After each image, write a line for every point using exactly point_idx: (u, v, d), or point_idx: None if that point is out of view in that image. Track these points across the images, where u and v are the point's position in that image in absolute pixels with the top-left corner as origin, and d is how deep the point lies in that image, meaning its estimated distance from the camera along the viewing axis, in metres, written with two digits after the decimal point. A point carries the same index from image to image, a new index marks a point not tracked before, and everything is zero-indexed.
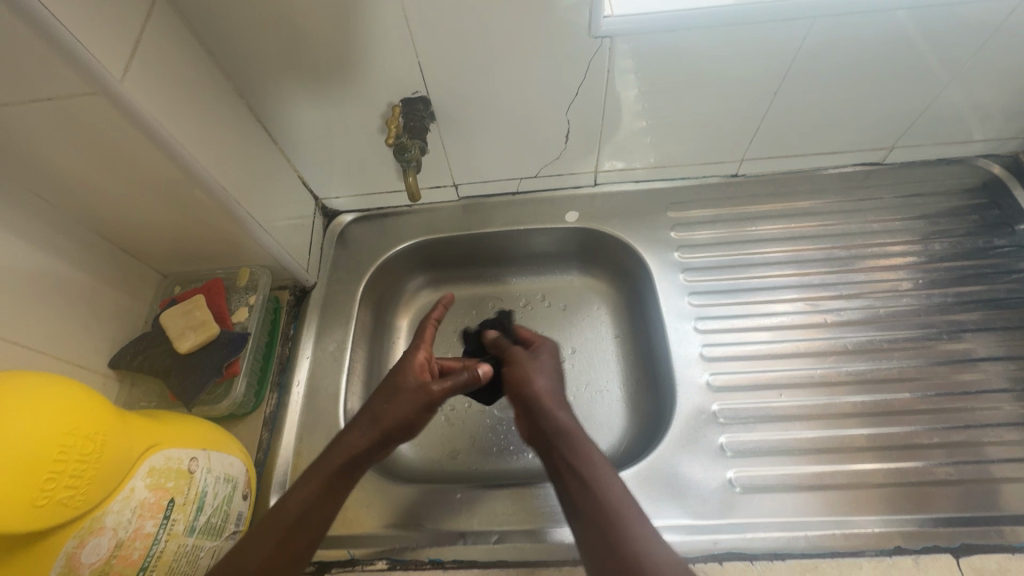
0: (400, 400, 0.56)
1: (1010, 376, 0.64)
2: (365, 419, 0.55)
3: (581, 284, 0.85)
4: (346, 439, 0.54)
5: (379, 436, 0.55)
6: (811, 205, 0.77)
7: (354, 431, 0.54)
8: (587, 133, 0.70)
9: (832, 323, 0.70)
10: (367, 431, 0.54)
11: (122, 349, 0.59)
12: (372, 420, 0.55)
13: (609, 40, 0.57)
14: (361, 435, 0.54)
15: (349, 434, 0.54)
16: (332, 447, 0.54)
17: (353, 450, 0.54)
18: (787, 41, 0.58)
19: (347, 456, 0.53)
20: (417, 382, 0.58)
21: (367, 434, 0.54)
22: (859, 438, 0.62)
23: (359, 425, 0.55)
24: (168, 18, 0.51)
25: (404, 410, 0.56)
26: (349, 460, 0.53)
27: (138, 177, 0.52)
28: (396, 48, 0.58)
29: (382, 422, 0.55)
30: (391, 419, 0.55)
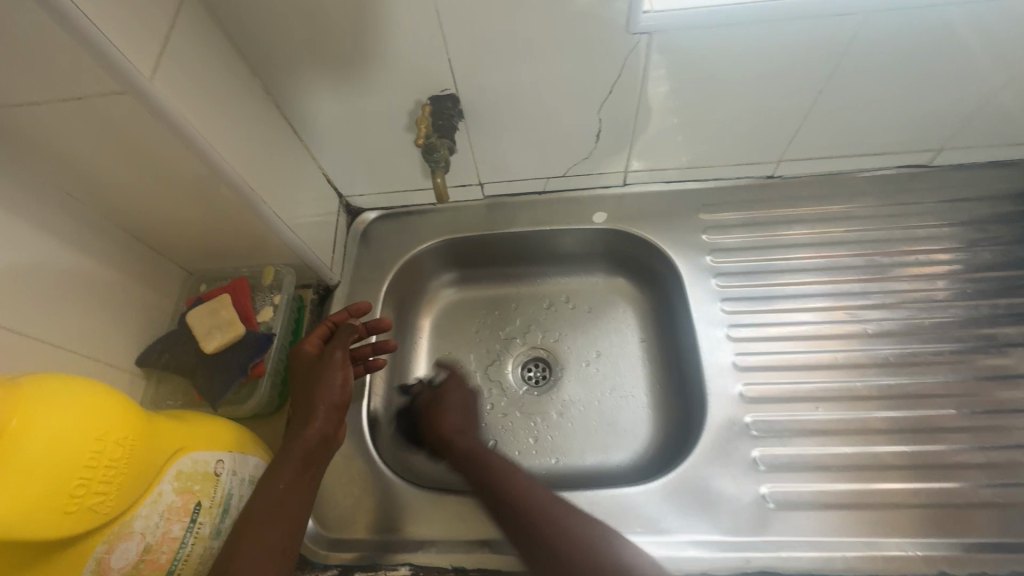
0: (336, 374, 0.56)
1: None
2: (317, 401, 0.54)
3: (607, 287, 0.83)
4: (309, 426, 0.53)
5: (333, 412, 0.55)
6: (851, 209, 0.74)
7: (310, 416, 0.54)
8: (618, 132, 0.68)
9: (872, 334, 0.67)
10: (323, 410, 0.54)
11: (149, 347, 0.59)
12: (322, 399, 0.55)
13: (646, 36, 0.55)
14: (321, 418, 0.54)
15: (308, 421, 0.53)
16: (295, 440, 0.52)
17: (318, 434, 0.53)
18: (834, 38, 0.55)
19: (314, 441, 0.53)
20: (336, 360, 0.57)
21: (323, 414, 0.54)
22: (899, 455, 0.59)
23: (311, 409, 0.54)
24: (196, 12, 0.50)
25: (339, 383, 0.56)
26: (314, 446, 0.53)
27: (166, 176, 0.51)
28: (425, 44, 0.56)
29: (326, 399, 0.55)
30: (339, 392, 0.56)
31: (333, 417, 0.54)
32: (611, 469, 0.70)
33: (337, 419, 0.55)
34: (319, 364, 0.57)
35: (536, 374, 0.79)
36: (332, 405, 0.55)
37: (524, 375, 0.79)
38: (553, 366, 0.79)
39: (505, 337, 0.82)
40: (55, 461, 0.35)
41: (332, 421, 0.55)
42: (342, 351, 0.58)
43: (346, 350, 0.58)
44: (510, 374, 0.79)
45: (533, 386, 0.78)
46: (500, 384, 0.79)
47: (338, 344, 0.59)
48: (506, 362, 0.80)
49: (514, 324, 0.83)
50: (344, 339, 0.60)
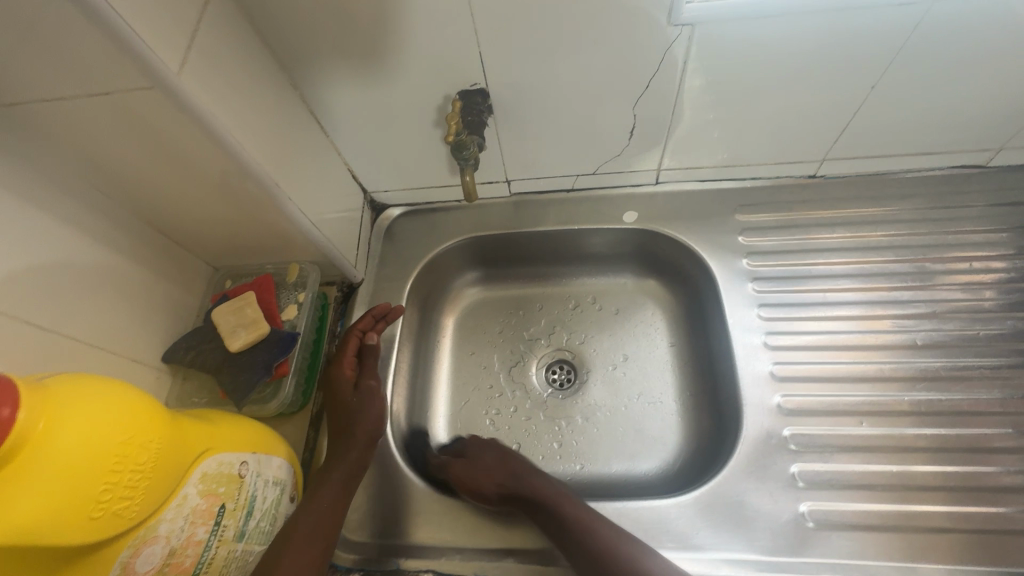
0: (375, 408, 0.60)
1: None
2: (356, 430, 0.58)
3: (636, 288, 0.80)
4: (346, 456, 0.56)
5: (368, 444, 0.58)
6: (899, 212, 0.70)
7: (348, 448, 0.57)
8: (654, 129, 0.65)
9: (921, 345, 0.63)
10: (361, 438, 0.58)
11: (174, 343, 0.59)
12: (361, 430, 0.58)
13: (689, 28, 0.52)
14: (358, 449, 0.57)
15: (345, 452, 0.56)
16: (331, 468, 0.55)
17: (354, 463, 0.56)
18: (892, 28, 0.52)
19: (351, 470, 0.56)
20: (372, 389, 0.62)
21: (360, 441, 0.57)
22: (949, 476, 0.56)
23: (351, 437, 0.58)
24: (225, 5, 0.49)
25: (376, 412, 0.60)
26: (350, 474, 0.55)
27: (192, 172, 0.50)
28: (456, 37, 0.54)
29: (364, 427, 0.59)
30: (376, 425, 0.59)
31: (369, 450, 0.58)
32: (638, 478, 0.68)
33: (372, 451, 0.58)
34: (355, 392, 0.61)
35: (560, 377, 0.77)
36: (370, 435, 0.59)
37: (548, 377, 0.77)
38: (579, 369, 0.77)
39: (530, 339, 0.80)
40: (78, 467, 0.34)
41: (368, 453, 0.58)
42: (375, 381, 0.62)
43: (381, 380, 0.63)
44: (534, 377, 0.77)
45: (557, 390, 0.76)
46: (525, 386, 0.77)
47: (372, 376, 0.63)
48: (530, 364, 0.78)
49: (539, 324, 0.81)
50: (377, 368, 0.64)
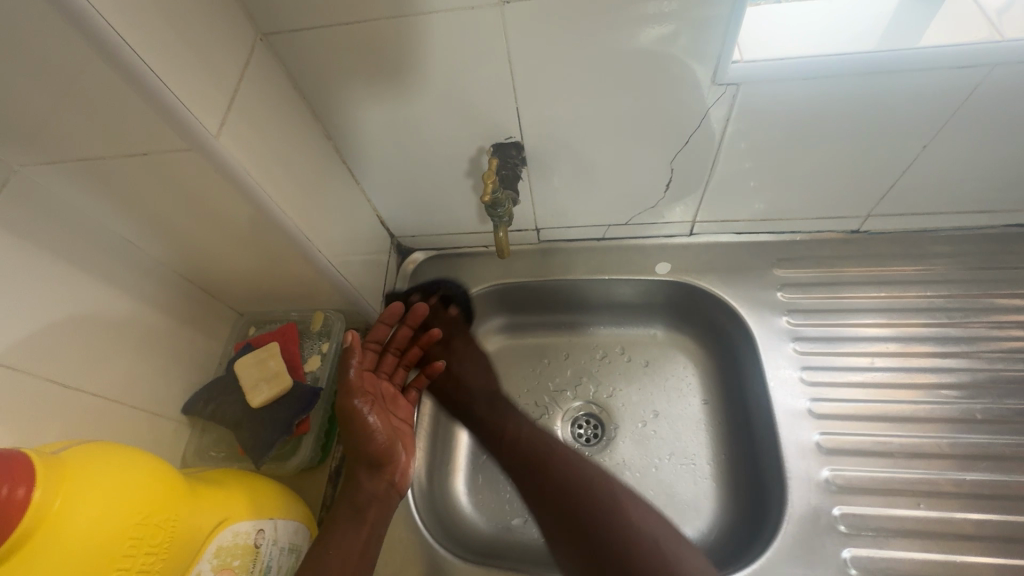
0: (359, 429, 0.55)
1: None
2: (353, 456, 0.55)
3: (667, 341, 0.77)
4: (358, 487, 0.54)
5: (374, 470, 0.55)
6: (950, 271, 0.67)
7: (358, 478, 0.55)
8: (690, 182, 0.64)
9: (980, 419, 0.59)
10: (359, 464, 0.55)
11: (195, 394, 0.58)
12: (361, 457, 0.55)
13: (733, 87, 0.51)
14: (365, 478, 0.55)
15: (356, 484, 0.55)
16: (345, 500, 0.54)
17: (365, 496, 0.54)
18: (946, 91, 0.50)
19: (362, 500, 0.54)
20: (354, 408, 0.56)
21: (362, 471, 0.55)
22: (997, 569, 0.52)
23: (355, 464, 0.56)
24: (265, 62, 0.49)
25: (365, 433, 0.55)
26: (361, 505, 0.54)
27: (224, 226, 0.50)
28: (492, 92, 0.54)
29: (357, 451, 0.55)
30: (364, 447, 0.55)
31: (376, 477, 0.55)
32: None
33: (383, 476, 0.56)
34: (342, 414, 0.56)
35: (587, 432, 0.74)
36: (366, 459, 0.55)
37: (574, 432, 0.74)
38: (607, 424, 0.74)
39: (555, 390, 0.77)
40: (92, 555, 0.32)
41: (379, 478, 0.56)
42: (353, 399, 0.56)
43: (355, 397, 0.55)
44: (559, 431, 0.74)
45: (584, 446, 0.73)
46: None
47: (353, 390, 0.56)
48: (555, 418, 0.75)
49: (564, 375, 0.78)
50: (352, 386, 0.56)
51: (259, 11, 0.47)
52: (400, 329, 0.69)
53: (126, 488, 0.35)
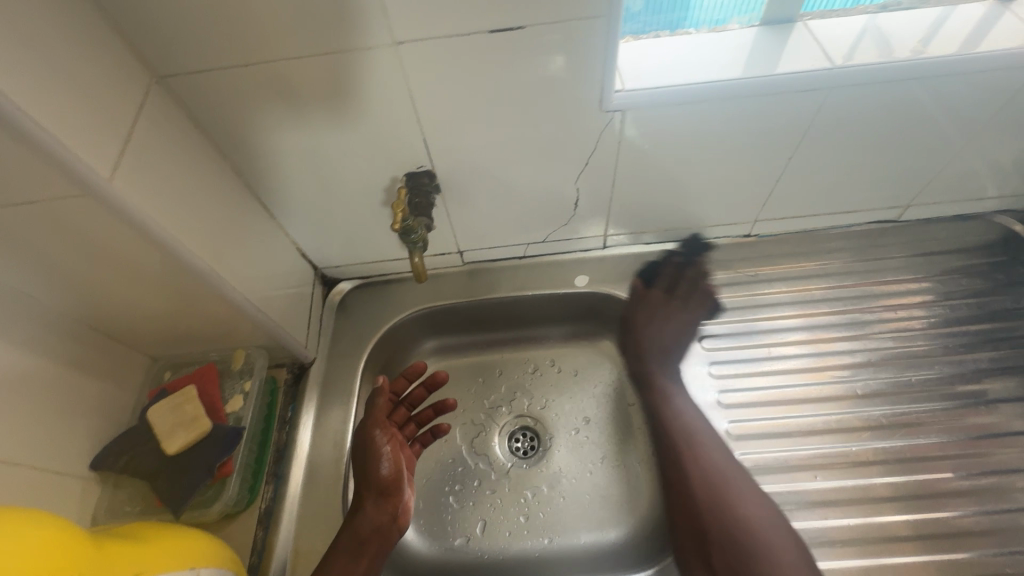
0: (377, 462, 0.61)
1: None
2: (365, 487, 0.60)
3: (592, 349, 0.81)
4: (363, 517, 0.58)
5: (380, 499, 0.59)
6: (829, 266, 0.75)
7: (364, 507, 0.59)
8: (597, 201, 0.68)
9: (862, 394, 0.67)
10: (369, 497, 0.59)
11: (104, 448, 0.54)
12: (371, 485, 0.60)
13: (619, 114, 0.56)
14: (371, 508, 0.59)
15: (362, 512, 0.58)
16: (348, 528, 0.57)
17: (368, 524, 0.58)
18: (802, 110, 0.58)
19: (366, 530, 0.57)
20: (375, 441, 0.61)
21: (373, 501, 0.59)
22: (900, 526, 0.59)
23: (361, 497, 0.59)
24: (162, 104, 0.49)
25: (381, 465, 0.61)
26: (365, 535, 0.57)
27: (129, 270, 0.49)
28: (399, 125, 0.56)
29: (371, 484, 0.60)
30: (381, 477, 0.60)
31: (381, 506, 0.59)
32: (608, 546, 0.67)
33: (387, 507, 0.59)
34: (361, 448, 0.62)
35: (524, 444, 0.76)
36: (378, 491, 0.60)
37: (512, 446, 0.76)
38: (542, 436, 0.76)
39: (491, 406, 0.79)
40: None
41: (383, 508, 0.59)
42: (377, 431, 0.62)
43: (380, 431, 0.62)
44: (497, 447, 0.76)
45: (521, 459, 0.74)
46: (488, 457, 0.75)
47: (377, 425, 0.63)
48: (493, 434, 0.77)
49: (499, 391, 0.80)
50: (378, 419, 0.63)
51: (152, 54, 0.47)
52: (417, 388, 0.69)
53: (24, 551, 0.34)
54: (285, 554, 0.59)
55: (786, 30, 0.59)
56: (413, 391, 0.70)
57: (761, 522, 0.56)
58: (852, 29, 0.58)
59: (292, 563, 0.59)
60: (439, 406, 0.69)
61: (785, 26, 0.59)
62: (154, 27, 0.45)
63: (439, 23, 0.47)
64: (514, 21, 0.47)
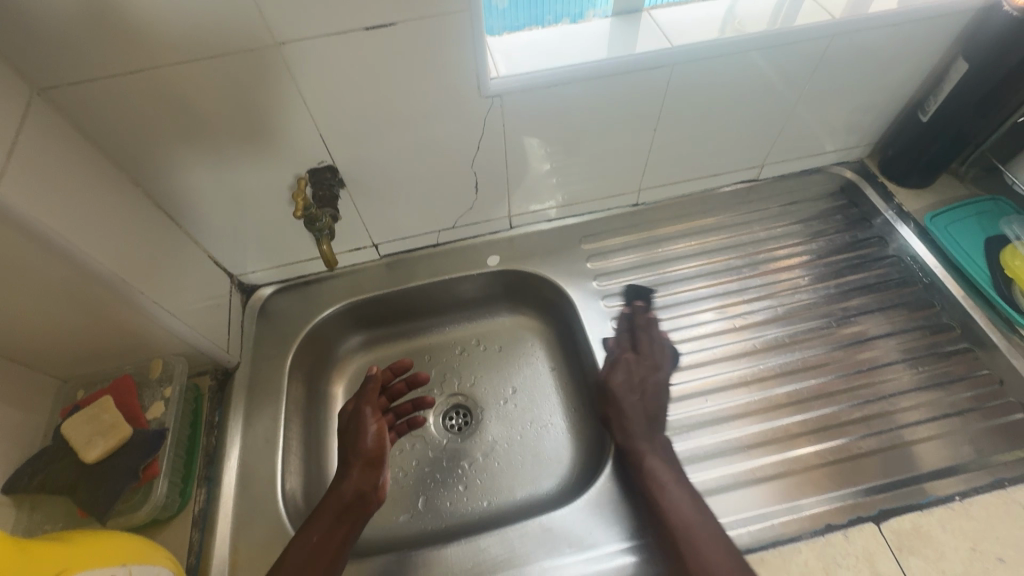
0: (368, 434, 0.64)
1: (895, 349, 0.73)
2: (352, 457, 0.62)
3: (512, 323, 0.87)
4: (347, 483, 0.60)
5: (367, 467, 0.62)
6: (707, 223, 0.86)
7: (349, 474, 0.61)
8: (495, 182, 0.74)
9: (742, 326, 0.76)
10: (357, 466, 0.62)
11: (15, 470, 0.53)
12: (358, 453, 0.63)
13: (498, 98, 0.62)
14: (357, 474, 0.61)
15: (346, 478, 0.61)
16: (333, 494, 0.60)
17: (352, 490, 0.60)
18: (654, 85, 0.67)
19: (349, 496, 0.59)
20: (366, 416, 0.66)
21: (358, 471, 0.61)
22: (785, 427, 0.67)
23: (348, 466, 0.62)
24: (47, 116, 0.50)
25: (372, 437, 0.64)
26: (348, 501, 0.59)
27: (21, 282, 0.48)
28: (295, 123, 0.60)
29: (359, 454, 0.63)
30: (371, 446, 0.63)
31: (366, 474, 0.61)
32: (542, 497, 0.72)
33: (372, 476, 0.62)
34: (353, 423, 0.65)
35: (457, 421, 0.80)
36: (366, 461, 0.62)
37: (446, 424, 0.80)
38: (473, 410, 0.80)
39: (423, 391, 0.82)
40: None
41: (368, 477, 0.61)
42: (371, 409, 0.66)
43: (373, 408, 0.66)
44: (431, 426, 0.79)
45: (454, 434, 0.78)
46: (424, 436, 0.78)
47: (370, 402, 0.67)
48: (428, 415, 0.80)
49: (430, 374, 0.84)
50: (370, 396, 0.67)
51: (31, 66, 0.48)
52: (399, 381, 0.71)
53: None
54: (223, 552, 0.59)
55: (634, 20, 0.68)
56: (394, 384, 0.71)
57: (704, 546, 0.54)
58: (689, 15, 0.69)
59: (231, 559, 0.59)
60: (417, 402, 0.72)
61: (634, 16, 0.69)
62: (31, 39, 0.46)
63: (317, 23, 0.51)
64: (387, 19, 0.52)
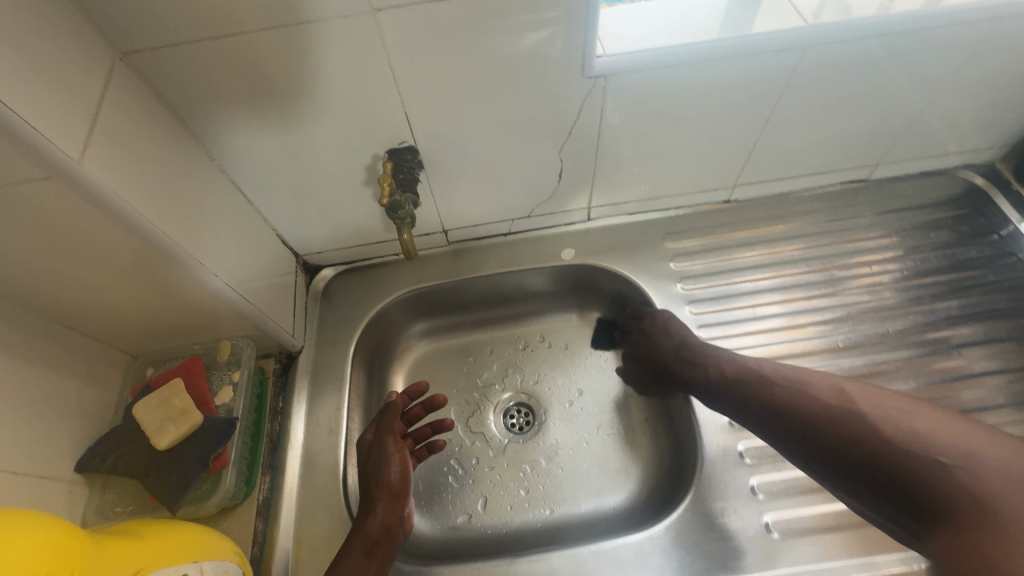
0: (390, 466, 0.61)
1: (1005, 390, 0.65)
2: (375, 492, 0.59)
3: (581, 322, 0.82)
4: (373, 518, 0.57)
5: (391, 500, 0.59)
6: (805, 226, 0.77)
7: (373, 509, 0.58)
8: (581, 171, 0.68)
9: (843, 346, 0.69)
10: (382, 500, 0.59)
11: (89, 450, 0.52)
12: (380, 487, 0.59)
13: (602, 79, 0.56)
14: (382, 509, 0.58)
15: (371, 514, 0.57)
16: (358, 530, 0.56)
17: (379, 524, 0.57)
18: (780, 68, 0.58)
19: (377, 530, 0.56)
20: (389, 448, 0.62)
21: (383, 505, 0.58)
22: None
23: (371, 500, 0.58)
24: (128, 83, 0.47)
25: (396, 470, 0.61)
26: (376, 536, 0.56)
27: (101, 259, 0.46)
28: (379, 98, 0.55)
29: (383, 488, 0.59)
30: (395, 479, 0.60)
31: (391, 507, 0.58)
32: (608, 512, 0.68)
33: (397, 508, 0.59)
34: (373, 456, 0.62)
35: (519, 420, 0.76)
36: (390, 495, 0.59)
37: (507, 423, 0.76)
38: (537, 410, 0.76)
39: (484, 385, 0.79)
40: None
41: (393, 510, 0.58)
42: (392, 438, 0.63)
43: (396, 439, 0.63)
44: (492, 424, 0.76)
45: (516, 435, 0.75)
46: (484, 434, 0.75)
47: (390, 431, 0.64)
48: (488, 412, 0.77)
49: (491, 369, 0.80)
50: (390, 426, 0.64)
51: (114, 27, 0.44)
52: (415, 405, 0.67)
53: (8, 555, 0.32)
54: (287, 544, 0.58)
55: None
56: (411, 409, 0.67)
57: (897, 427, 0.49)
58: None
59: (296, 553, 0.58)
60: (436, 425, 0.67)
61: None
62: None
63: None
64: None
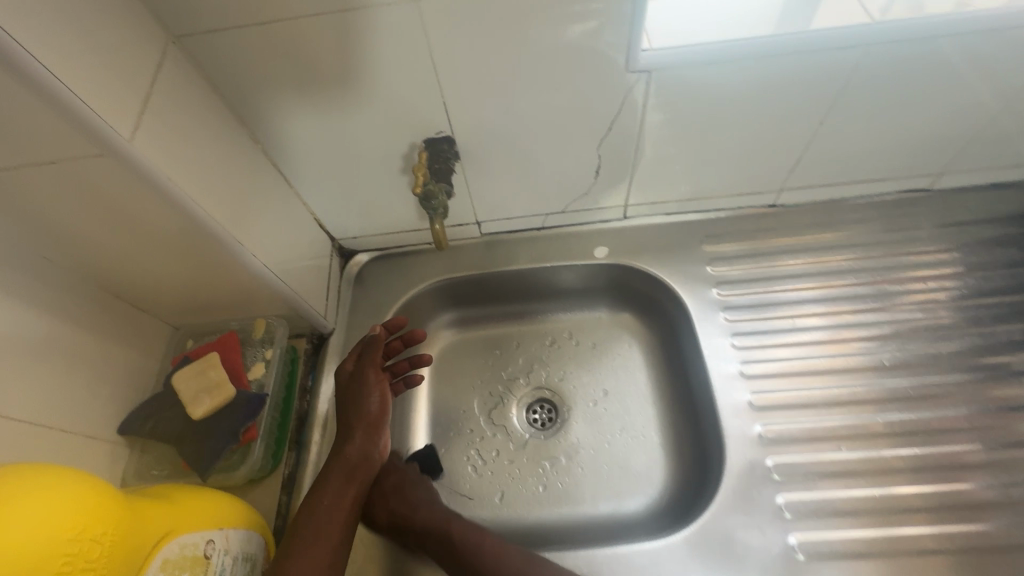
0: (369, 399, 0.61)
1: None
2: (354, 422, 0.60)
3: (611, 321, 0.80)
4: (352, 446, 0.58)
5: (370, 430, 0.60)
6: (856, 235, 0.73)
7: (352, 437, 0.59)
8: (619, 167, 0.67)
9: (888, 365, 0.65)
10: (361, 430, 0.60)
11: (130, 413, 0.55)
12: (359, 417, 0.60)
13: (647, 74, 0.54)
14: (360, 438, 0.59)
15: (350, 441, 0.59)
16: (337, 457, 0.58)
17: (357, 452, 0.58)
18: (838, 69, 0.55)
19: (355, 457, 0.58)
20: (369, 379, 0.62)
21: (362, 434, 0.60)
22: (925, 495, 0.57)
23: (350, 429, 0.60)
24: (180, 66, 0.49)
25: (376, 401, 0.61)
26: (354, 463, 0.58)
27: (147, 235, 0.48)
28: (419, 87, 0.55)
29: (362, 418, 0.60)
30: (375, 410, 0.61)
31: (370, 436, 0.59)
32: (626, 516, 0.67)
33: (375, 437, 0.60)
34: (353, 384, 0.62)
35: (541, 416, 0.76)
36: (370, 425, 0.60)
37: (529, 418, 0.76)
38: (560, 408, 0.76)
39: (508, 378, 0.79)
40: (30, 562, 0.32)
41: (372, 439, 0.60)
42: (371, 368, 0.63)
43: (376, 370, 0.62)
44: (515, 418, 0.76)
45: (538, 430, 0.74)
46: (506, 428, 0.75)
47: (370, 361, 0.63)
48: (511, 405, 0.77)
49: (517, 363, 0.79)
50: (371, 356, 0.63)
51: (168, 12, 0.46)
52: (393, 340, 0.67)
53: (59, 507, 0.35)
54: None
55: None
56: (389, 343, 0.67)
57: None
58: None
59: None
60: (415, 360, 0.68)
61: None
62: None
63: None
64: None
